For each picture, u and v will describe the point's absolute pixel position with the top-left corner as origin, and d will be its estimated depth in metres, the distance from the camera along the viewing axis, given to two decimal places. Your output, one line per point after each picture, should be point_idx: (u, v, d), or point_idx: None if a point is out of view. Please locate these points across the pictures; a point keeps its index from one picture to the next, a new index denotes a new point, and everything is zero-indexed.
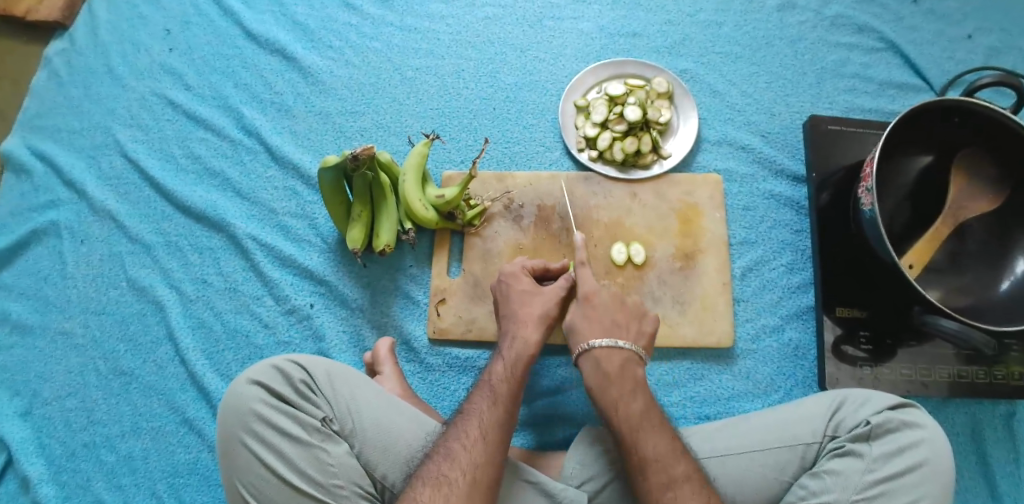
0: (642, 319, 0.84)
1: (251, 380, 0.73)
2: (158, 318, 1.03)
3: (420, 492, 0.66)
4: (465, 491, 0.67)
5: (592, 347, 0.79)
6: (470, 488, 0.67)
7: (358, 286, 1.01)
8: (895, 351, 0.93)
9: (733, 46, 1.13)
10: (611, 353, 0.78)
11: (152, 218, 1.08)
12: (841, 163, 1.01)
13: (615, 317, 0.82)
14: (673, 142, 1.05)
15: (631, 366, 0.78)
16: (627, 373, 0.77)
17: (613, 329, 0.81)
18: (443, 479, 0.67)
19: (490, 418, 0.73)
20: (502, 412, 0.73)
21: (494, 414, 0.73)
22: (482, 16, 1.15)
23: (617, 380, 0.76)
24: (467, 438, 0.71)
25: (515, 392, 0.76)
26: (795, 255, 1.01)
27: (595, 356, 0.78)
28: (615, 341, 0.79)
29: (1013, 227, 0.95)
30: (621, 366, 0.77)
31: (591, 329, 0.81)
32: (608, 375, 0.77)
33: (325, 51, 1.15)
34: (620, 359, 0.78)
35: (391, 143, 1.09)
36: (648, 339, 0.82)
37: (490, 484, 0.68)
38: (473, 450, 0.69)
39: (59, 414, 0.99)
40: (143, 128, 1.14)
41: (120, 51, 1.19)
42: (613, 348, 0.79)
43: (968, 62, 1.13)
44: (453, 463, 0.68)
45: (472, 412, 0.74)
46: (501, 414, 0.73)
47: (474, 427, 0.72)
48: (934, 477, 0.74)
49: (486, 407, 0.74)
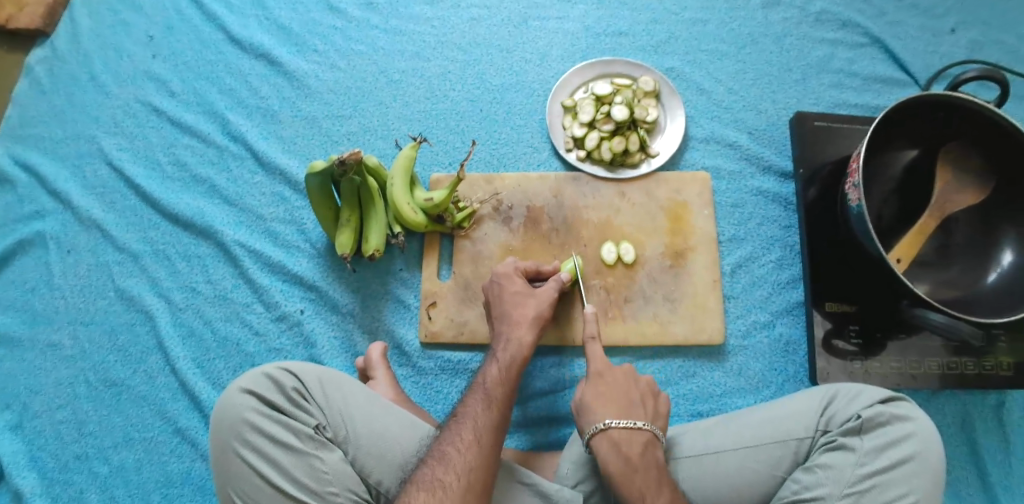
0: (654, 397, 0.80)
1: (242, 389, 0.73)
2: (148, 327, 1.03)
3: (414, 497, 0.65)
4: (459, 495, 0.66)
5: (609, 427, 0.74)
6: (464, 492, 0.66)
7: (348, 291, 1.00)
8: (885, 344, 0.94)
9: (719, 43, 1.13)
10: (631, 435, 0.73)
11: (139, 226, 1.08)
12: (827, 158, 1.01)
13: (630, 397, 0.78)
14: (660, 140, 1.05)
15: (652, 449, 0.73)
16: (649, 458, 0.72)
17: (629, 409, 0.76)
18: (438, 483, 0.67)
19: (484, 421, 0.72)
20: (497, 416, 0.73)
21: (488, 417, 0.73)
22: (467, 17, 1.15)
23: (641, 468, 0.71)
24: (461, 441, 0.70)
25: (509, 395, 0.76)
26: (783, 251, 1.02)
27: (612, 439, 0.73)
28: (633, 421, 0.74)
29: (1000, 220, 0.97)
30: (643, 451, 0.73)
31: (605, 409, 0.76)
32: (630, 461, 0.71)
33: (310, 55, 1.14)
34: (640, 443, 0.73)
35: (379, 147, 1.08)
36: (663, 419, 0.78)
37: (485, 488, 0.68)
38: (467, 455, 0.69)
39: (50, 426, 0.99)
40: (128, 136, 1.13)
41: (103, 59, 1.17)
42: (631, 431, 0.74)
43: (951, 56, 1.14)
44: (448, 466, 0.68)
45: (466, 415, 0.73)
46: (495, 418, 0.73)
47: (468, 430, 0.71)
48: (925, 469, 0.75)
49: (481, 410, 0.74)
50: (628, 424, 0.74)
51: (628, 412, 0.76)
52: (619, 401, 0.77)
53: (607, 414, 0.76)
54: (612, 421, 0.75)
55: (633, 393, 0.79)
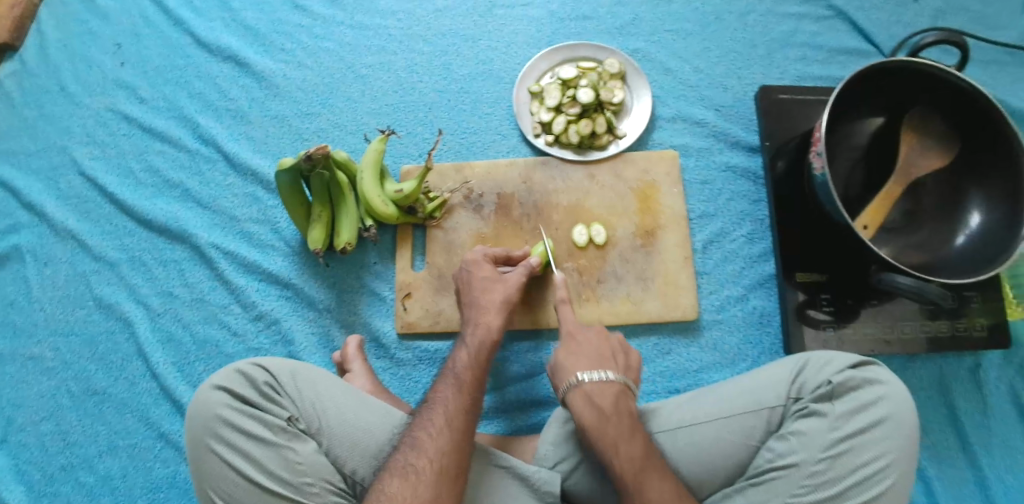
0: (625, 354, 0.83)
1: (215, 385, 0.74)
2: (127, 335, 1.03)
3: (389, 483, 0.67)
4: (432, 479, 0.67)
5: (582, 381, 0.77)
6: (437, 476, 0.67)
7: (324, 287, 1.01)
8: (858, 311, 0.95)
9: (683, 23, 1.14)
10: (603, 387, 0.76)
11: (114, 235, 1.08)
12: (792, 131, 1.02)
13: (602, 351, 0.81)
14: (628, 121, 1.06)
15: (624, 399, 0.76)
16: (621, 407, 0.74)
17: (600, 362, 0.79)
18: (411, 469, 0.67)
19: (455, 405, 0.73)
20: (468, 400, 0.74)
21: (459, 402, 0.74)
22: (432, 8, 1.15)
23: (613, 418, 0.73)
24: (433, 426, 0.71)
25: (480, 379, 0.77)
26: (754, 225, 1.03)
27: (585, 391, 0.76)
28: (604, 373, 0.77)
29: (965, 182, 0.98)
30: (615, 400, 0.75)
31: (578, 365, 0.79)
32: (602, 410, 0.74)
33: (278, 55, 1.15)
34: (612, 394, 0.75)
35: (348, 142, 1.09)
36: (635, 373, 0.81)
37: (458, 470, 0.69)
38: (438, 439, 0.70)
39: (34, 438, 0.99)
40: (99, 145, 1.13)
41: (71, 69, 1.17)
42: (603, 382, 0.76)
43: (915, 24, 1.14)
44: (420, 452, 0.69)
45: (438, 400, 0.74)
46: (466, 401, 0.74)
47: (440, 415, 0.72)
48: (896, 431, 0.76)
49: (452, 394, 0.75)
50: (603, 377, 0.77)
51: (600, 365, 0.79)
52: (591, 356, 0.80)
53: (580, 369, 0.78)
54: (585, 375, 0.77)
55: (605, 349, 0.82)
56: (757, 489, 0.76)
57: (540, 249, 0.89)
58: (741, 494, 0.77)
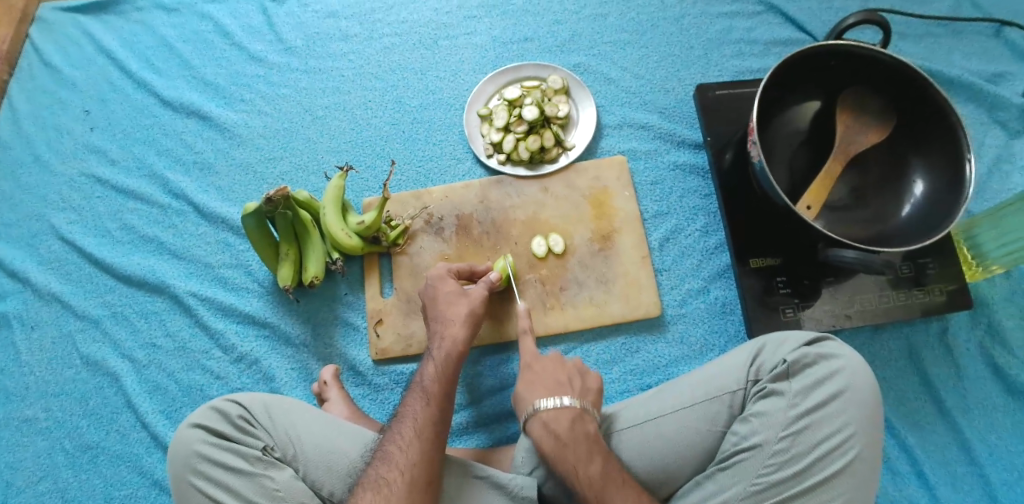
0: (582, 375, 0.82)
1: (192, 423, 0.77)
2: (115, 388, 1.06)
3: (362, 497, 0.69)
4: (404, 490, 0.70)
5: (539, 410, 0.77)
6: (409, 487, 0.70)
7: (299, 322, 1.04)
8: (816, 290, 0.98)
9: (620, 33, 1.18)
10: (559, 413, 0.76)
11: (96, 293, 1.12)
12: (732, 125, 1.07)
13: (558, 378, 0.81)
14: (575, 133, 1.10)
15: (582, 422, 0.76)
16: (578, 431, 0.75)
17: (557, 389, 0.79)
18: (382, 482, 0.70)
19: (424, 417, 0.76)
20: (436, 411, 0.77)
21: (427, 413, 0.76)
22: (380, 46, 1.21)
23: (571, 443, 0.73)
24: (402, 440, 0.74)
25: (447, 391, 0.80)
26: (708, 219, 1.06)
27: (542, 420, 0.76)
28: (560, 399, 0.77)
29: (905, 154, 1.00)
30: (572, 425, 0.75)
31: (536, 392, 0.79)
32: (560, 438, 0.74)
33: (238, 106, 1.20)
34: (569, 419, 0.75)
35: (312, 182, 1.13)
36: (594, 394, 0.80)
37: (429, 480, 0.71)
38: (409, 450, 0.73)
39: (34, 498, 1.02)
40: (75, 209, 1.18)
41: (44, 140, 1.23)
42: (559, 409, 0.76)
43: (844, 9, 1.19)
44: (391, 465, 0.72)
45: (407, 414, 0.77)
46: (434, 413, 0.76)
47: (409, 428, 0.75)
48: (854, 401, 0.78)
49: (421, 407, 0.77)
50: (559, 403, 0.77)
51: (557, 391, 0.79)
52: (547, 383, 0.80)
53: (538, 398, 0.78)
54: (542, 403, 0.77)
55: (560, 374, 0.81)
56: (726, 473, 0.78)
57: (495, 269, 0.93)
58: (711, 479, 0.79)
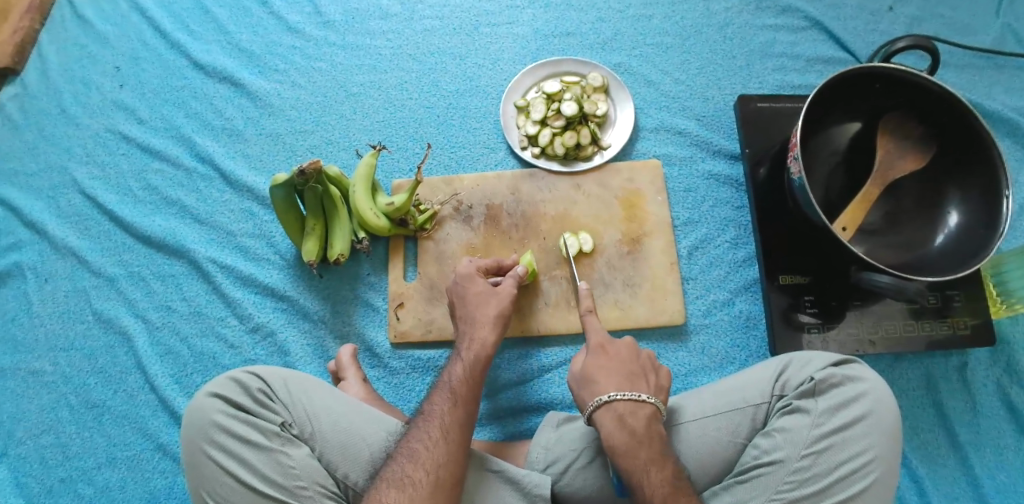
0: (655, 370, 0.82)
1: (210, 392, 0.76)
2: (126, 348, 1.05)
3: (385, 494, 0.68)
4: (429, 490, 0.69)
5: (614, 400, 0.76)
6: (434, 488, 0.69)
7: (319, 298, 1.03)
8: (842, 313, 0.97)
9: (664, 36, 1.17)
10: (635, 408, 0.75)
11: (113, 251, 1.10)
12: (771, 140, 1.06)
13: (633, 370, 0.80)
14: (612, 132, 1.09)
15: (654, 423, 0.76)
16: (652, 430, 0.75)
17: (634, 382, 0.78)
18: (407, 480, 0.69)
19: (451, 419, 0.75)
20: (463, 415, 0.75)
21: (455, 415, 0.75)
22: (421, 28, 1.19)
23: (646, 442, 0.73)
24: (429, 439, 0.73)
25: (474, 394, 0.79)
26: (738, 231, 1.05)
27: (617, 412, 0.75)
28: (638, 394, 0.76)
29: (945, 182, 0.98)
30: (647, 424, 0.75)
31: (609, 383, 0.78)
32: (635, 434, 0.73)
33: (271, 75, 1.18)
34: (645, 417, 0.75)
35: (341, 158, 1.12)
36: (664, 392, 0.80)
37: (455, 482, 0.71)
38: (436, 451, 0.72)
39: (35, 451, 1.00)
40: (98, 164, 1.16)
41: (71, 92, 1.21)
42: (636, 404, 0.76)
43: (890, 32, 1.18)
44: (417, 463, 0.70)
45: (434, 413, 0.76)
46: (461, 416, 0.75)
47: (436, 427, 0.74)
48: (878, 426, 0.76)
49: (447, 408, 0.76)
50: (637, 398, 0.76)
51: (633, 384, 0.78)
52: (622, 373, 0.79)
53: (612, 387, 0.77)
54: (618, 393, 0.76)
55: (635, 367, 0.81)
56: (744, 486, 0.76)
57: (521, 267, 0.93)
58: (728, 491, 0.77)
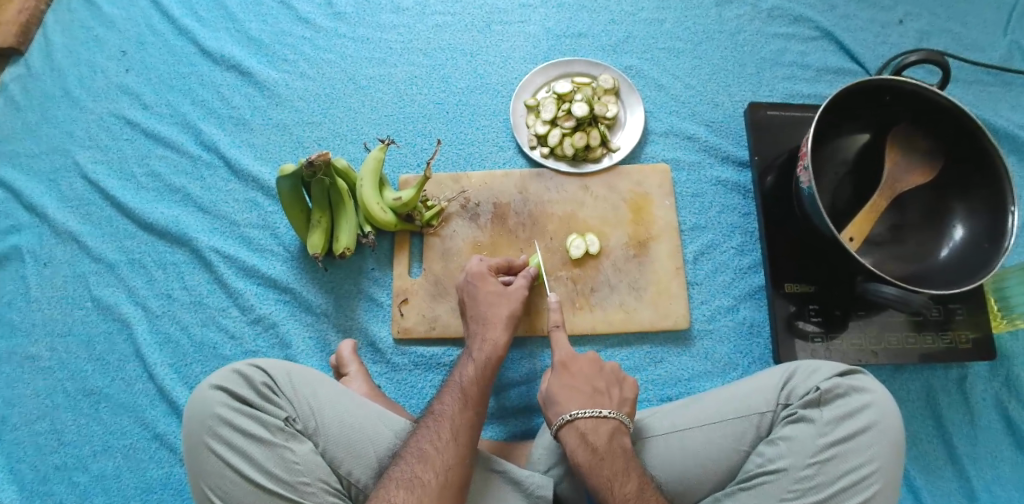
0: (619, 383, 0.82)
1: (214, 385, 0.75)
2: (125, 336, 1.04)
3: (395, 494, 0.67)
4: (436, 492, 0.69)
5: (575, 418, 0.77)
6: (441, 490, 0.69)
7: (322, 291, 1.03)
8: (846, 322, 0.97)
9: (675, 41, 1.17)
10: (597, 424, 0.76)
11: (114, 237, 1.09)
12: (781, 147, 1.06)
13: (595, 385, 0.81)
14: (621, 135, 1.09)
15: (619, 436, 0.76)
16: (615, 445, 0.75)
17: (595, 399, 0.79)
18: (415, 481, 0.69)
19: (461, 419, 0.75)
20: (474, 416, 0.76)
21: (463, 417, 0.75)
22: (432, 24, 1.19)
23: (608, 457, 0.73)
24: (438, 440, 0.72)
25: (484, 395, 0.79)
26: (744, 237, 1.06)
27: (579, 429, 0.76)
28: (598, 410, 0.77)
29: (951, 197, 0.98)
30: (609, 439, 0.75)
31: (572, 400, 0.79)
32: (597, 451, 0.74)
33: (280, 65, 1.17)
34: (607, 431, 0.75)
35: (349, 151, 1.12)
36: (630, 406, 0.80)
37: (461, 484, 0.71)
38: (445, 452, 0.71)
39: (29, 437, 0.99)
40: (102, 149, 1.15)
41: (75, 74, 1.20)
42: (598, 420, 0.76)
43: (899, 45, 1.18)
44: (427, 464, 0.70)
45: (444, 414, 0.76)
46: (471, 417, 0.76)
47: (446, 427, 0.74)
48: (883, 435, 0.77)
49: (457, 409, 0.76)
50: (596, 414, 0.76)
51: (594, 401, 0.79)
52: (585, 390, 0.80)
53: (573, 405, 0.78)
54: (578, 412, 0.77)
55: (599, 382, 0.81)
56: (748, 493, 0.76)
57: (531, 270, 0.94)
58: (731, 497, 0.77)
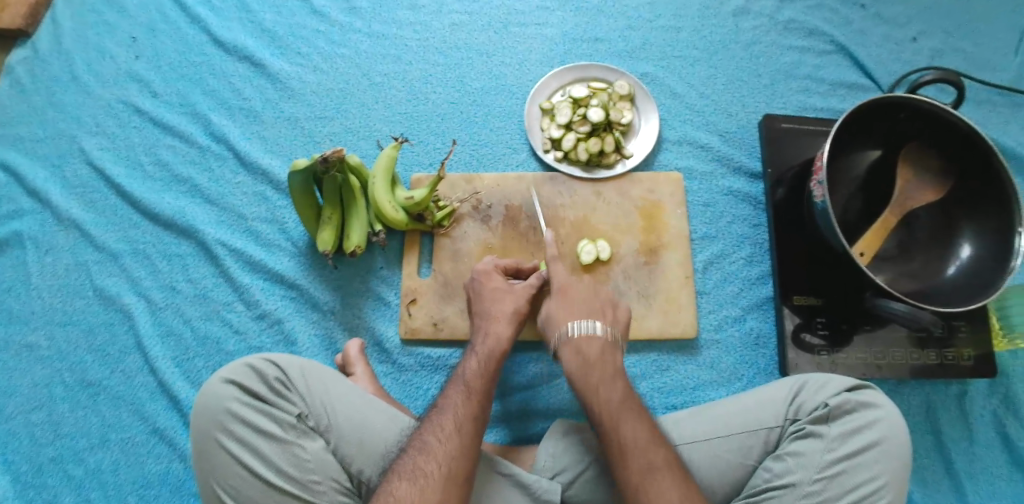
0: (614, 306, 0.87)
1: (224, 379, 0.74)
2: (126, 327, 1.02)
3: (396, 486, 0.67)
4: (439, 484, 0.68)
5: (572, 334, 0.81)
6: (443, 482, 0.68)
7: (330, 288, 1.02)
8: (852, 337, 0.97)
9: (691, 50, 1.17)
10: (591, 338, 0.81)
11: (119, 226, 1.08)
12: (794, 160, 1.06)
13: (591, 306, 0.85)
14: (635, 141, 1.09)
15: (610, 352, 0.81)
16: (606, 360, 0.80)
17: (590, 315, 0.83)
18: (418, 473, 0.68)
19: (464, 412, 0.74)
20: (477, 408, 0.75)
21: (467, 408, 0.74)
22: (448, 22, 1.18)
23: (596, 366, 0.79)
24: (441, 432, 0.72)
25: (489, 388, 0.78)
26: (754, 248, 1.06)
27: (574, 344, 0.81)
28: (593, 326, 0.82)
29: (961, 217, 0.99)
30: (601, 352, 0.80)
31: (570, 317, 0.83)
32: (588, 360, 0.79)
33: (293, 58, 1.16)
34: (599, 346, 0.81)
35: (361, 147, 1.11)
36: (623, 326, 0.85)
37: (464, 478, 0.69)
38: (447, 444, 0.71)
39: (25, 428, 0.98)
40: (108, 136, 1.13)
41: (84, 59, 1.18)
42: (591, 335, 0.81)
43: (912, 62, 1.19)
44: (429, 456, 0.69)
45: (446, 407, 0.75)
46: (475, 409, 0.75)
47: (449, 420, 0.73)
48: (891, 451, 0.77)
49: (461, 401, 0.75)
50: (591, 330, 0.81)
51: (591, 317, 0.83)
52: (583, 309, 0.84)
53: (572, 320, 0.83)
54: (575, 327, 0.82)
55: (596, 302, 0.85)
56: None
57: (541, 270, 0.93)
58: None
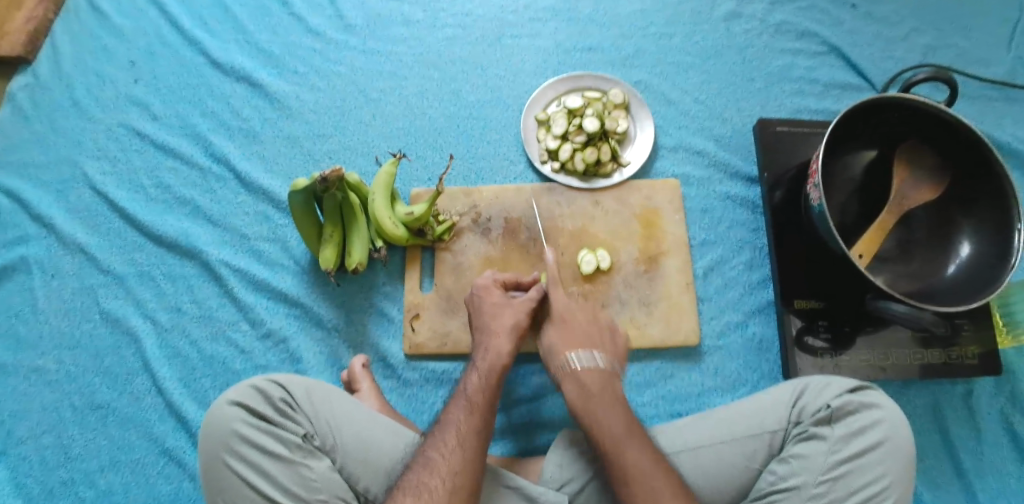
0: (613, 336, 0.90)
1: (230, 401, 0.74)
2: (134, 349, 1.03)
3: None
4: (444, 499, 0.68)
5: (573, 365, 0.83)
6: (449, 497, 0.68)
7: (333, 306, 1.03)
8: (854, 339, 0.98)
9: (684, 56, 1.18)
10: (590, 369, 0.83)
11: (123, 249, 1.09)
12: (790, 163, 1.06)
13: (590, 333, 0.88)
14: (631, 150, 1.10)
15: (609, 380, 0.83)
16: (607, 387, 0.81)
17: (589, 343, 0.86)
18: (423, 488, 0.69)
19: (467, 426, 0.75)
20: (479, 421, 0.75)
21: (470, 423, 0.75)
22: (442, 37, 1.19)
23: (597, 393, 0.80)
24: (445, 448, 0.72)
25: (492, 402, 0.79)
26: (754, 253, 1.06)
27: (575, 374, 0.82)
28: (592, 355, 0.84)
29: (958, 215, 0.99)
30: (601, 381, 0.82)
31: (569, 345, 0.86)
32: (589, 388, 0.81)
33: (290, 77, 1.17)
34: (599, 375, 0.82)
35: (360, 164, 1.11)
36: (620, 356, 0.88)
37: (469, 492, 0.70)
38: (451, 460, 0.71)
39: (35, 451, 0.98)
40: (110, 160, 1.15)
41: (83, 84, 1.19)
42: (591, 364, 0.83)
43: (906, 61, 1.19)
44: (433, 472, 0.70)
45: (450, 422, 0.76)
46: (478, 423, 0.75)
47: (452, 436, 0.74)
48: (894, 453, 0.77)
49: (464, 416, 0.76)
50: (591, 360, 0.84)
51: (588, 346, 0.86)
52: (581, 339, 0.87)
53: (571, 351, 0.85)
54: (575, 357, 0.84)
55: (594, 331, 0.89)
56: None
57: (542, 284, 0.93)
58: None
